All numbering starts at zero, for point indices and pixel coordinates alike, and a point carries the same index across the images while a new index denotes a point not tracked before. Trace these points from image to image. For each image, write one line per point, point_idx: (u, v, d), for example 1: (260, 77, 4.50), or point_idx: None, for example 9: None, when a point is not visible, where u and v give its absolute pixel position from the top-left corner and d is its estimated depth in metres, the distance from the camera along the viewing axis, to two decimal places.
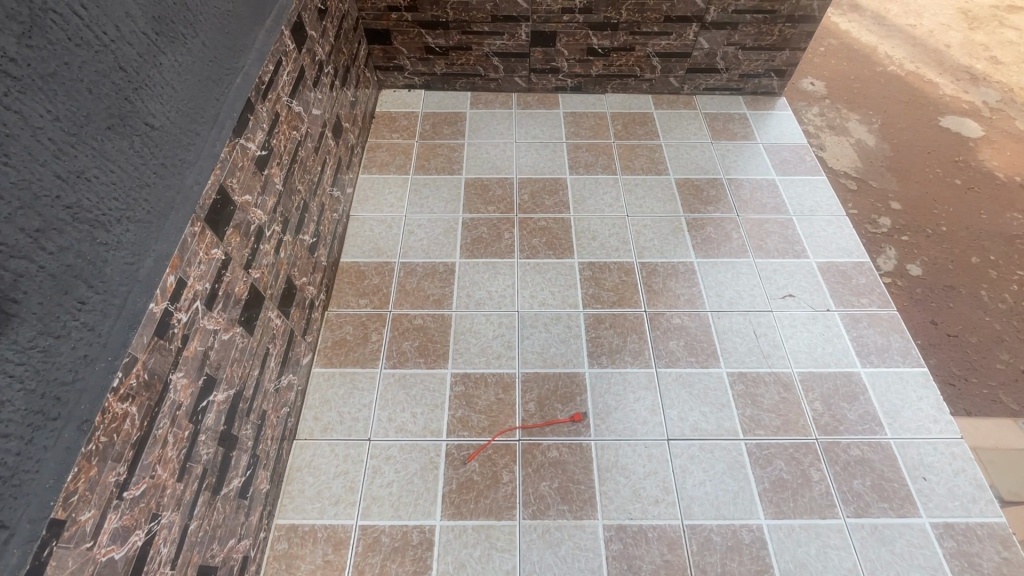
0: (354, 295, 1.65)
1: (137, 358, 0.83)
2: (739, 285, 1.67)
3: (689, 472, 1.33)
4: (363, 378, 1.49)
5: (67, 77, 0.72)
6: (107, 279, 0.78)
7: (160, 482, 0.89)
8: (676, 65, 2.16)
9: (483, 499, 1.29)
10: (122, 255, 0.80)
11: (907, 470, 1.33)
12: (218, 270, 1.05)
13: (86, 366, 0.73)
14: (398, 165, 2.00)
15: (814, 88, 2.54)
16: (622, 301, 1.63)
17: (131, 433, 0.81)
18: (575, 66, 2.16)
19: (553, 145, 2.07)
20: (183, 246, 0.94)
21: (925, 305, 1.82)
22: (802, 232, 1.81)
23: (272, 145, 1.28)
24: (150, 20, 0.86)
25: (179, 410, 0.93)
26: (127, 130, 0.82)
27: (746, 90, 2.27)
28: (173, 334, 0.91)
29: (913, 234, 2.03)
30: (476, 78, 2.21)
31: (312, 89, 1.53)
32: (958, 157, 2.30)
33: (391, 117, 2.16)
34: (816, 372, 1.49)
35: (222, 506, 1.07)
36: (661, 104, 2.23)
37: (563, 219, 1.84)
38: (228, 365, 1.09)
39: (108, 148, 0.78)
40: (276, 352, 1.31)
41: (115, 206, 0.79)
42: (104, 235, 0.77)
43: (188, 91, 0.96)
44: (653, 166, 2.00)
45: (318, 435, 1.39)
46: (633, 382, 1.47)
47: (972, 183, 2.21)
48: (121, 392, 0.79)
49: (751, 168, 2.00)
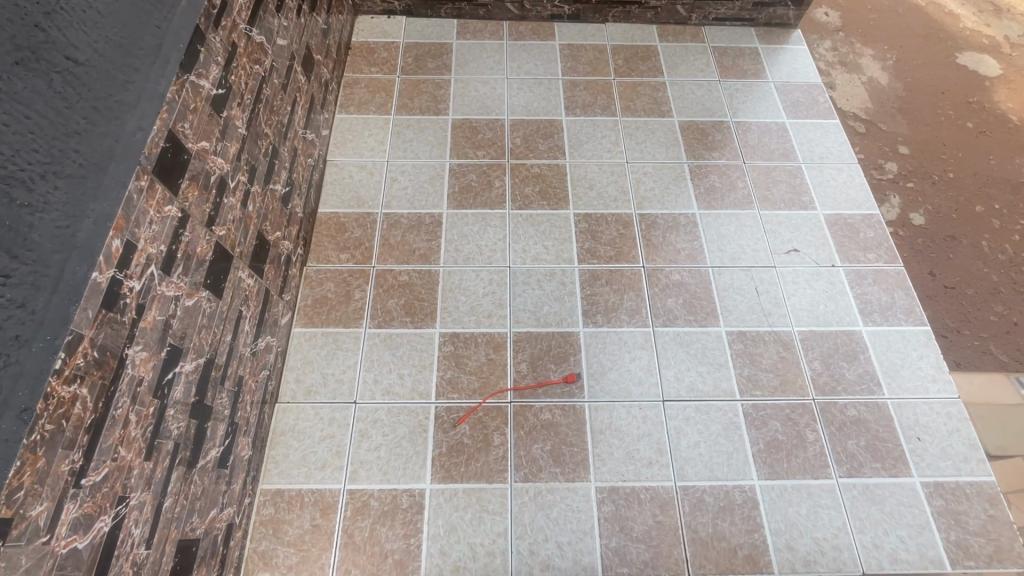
0: (334, 249, 1.55)
1: (82, 335, 0.73)
2: (743, 238, 1.59)
3: (683, 434, 1.30)
4: (346, 339, 1.41)
5: None
6: (36, 247, 0.66)
7: (125, 464, 0.82)
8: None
9: (474, 462, 1.26)
10: (52, 217, 0.68)
11: (901, 430, 1.32)
12: (174, 230, 0.94)
13: (20, 348, 0.64)
14: (378, 103, 1.82)
15: (829, 19, 2.34)
16: (620, 256, 1.54)
17: (83, 417, 0.74)
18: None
19: (548, 83, 1.89)
20: (129, 205, 0.82)
21: (923, 256, 1.76)
22: (811, 180, 1.70)
23: (230, 83, 1.13)
24: None
25: (140, 386, 0.85)
26: (41, 66, 0.69)
27: (759, 22, 2.07)
28: (125, 305, 0.82)
29: (918, 181, 1.93)
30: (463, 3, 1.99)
31: (274, 15, 1.34)
32: (972, 98, 2.16)
33: (370, 48, 1.95)
34: (817, 331, 1.44)
35: (200, 478, 1.02)
36: (666, 36, 2.04)
37: (558, 166, 1.71)
38: (195, 334, 1.00)
39: (17, 88, 0.65)
40: (250, 314, 1.22)
41: (37, 159, 0.67)
42: (26, 195, 0.66)
43: (120, 17, 0.81)
44: (656, 108, 1.85)
45: (302, 399, 1.33)
46: (629, 342, 1.42)
47: (984, 126, 2.09)
48: (66, 374, 0.71)
49: (761, 110, 1.86)
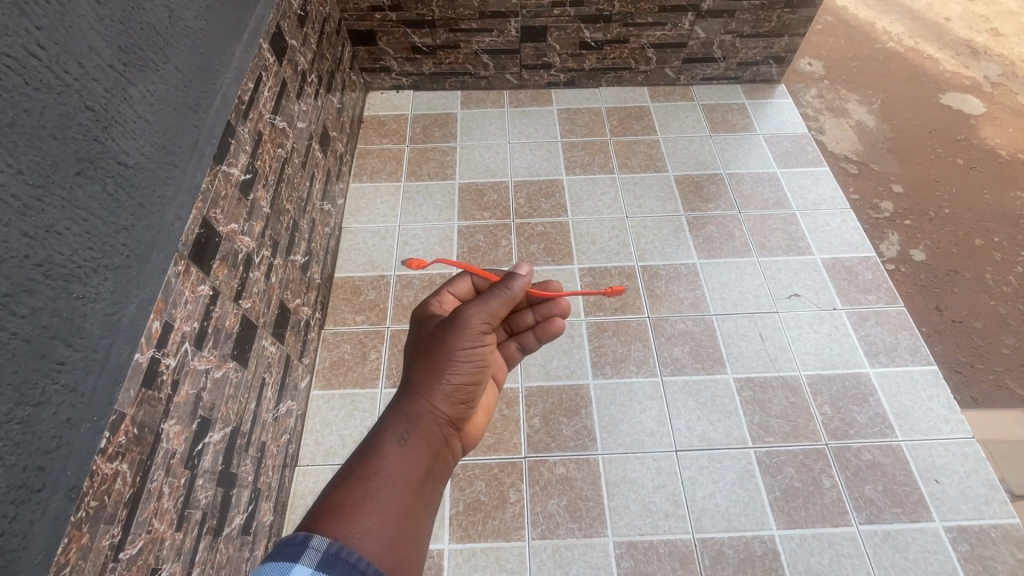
0: (350, 312, 1.61)
1: (124, 414, 0.80)
2: (744, 286, 1.64)
3: (698, 483, 1.31)
4: (363, 400, 1.46)
5: (28, 125, 0.68)
6: (88, 334, 0.75)
7: (158, 536, 0.87)
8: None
9: (490, 520, 1.27)
10: (102, 306, 0.78)
11: (918, 473, 1.32)
12: (207, 306, 1.02)
13: (69, 430, 0.71)
14: (389, 172, 1.94)
15: (813, 68, 2.33)
16: (625, 308, 1.59)
17: (123, 492, 0.79)
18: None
19: (548, 145, 2.01)
20: (168, 288, 0.91)
21: (971, 268, 1.73)
22: (806, 227, 1.77)
23: (257, 167, 1.24)
24: (115, 52, 0.83)
25: (173, 458, 0.91)
26: (99, 173, 0.78)
27: (745, 79, 2.19)
28: (162, 381, 0.88)
29: (915, 219, 1.85)
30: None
31: (295, 102, 1.48)
32: (921, 153, 2.04)
33: (380, 122, 2.09)
34: (825, 375, 1.47)
35: (225, 546, 1.05)
36: (658, 97, 2.16)
37: (561, 223, 1.79)
38: (223, 404, 1.06)
39: (79, 196, 0.75)
40: (273, 380, 1.28)
41: (92, 255, 0.76)
42: (82, 288, 0.74)
43: (163, 122, 0.93)
44: (651, 164, 1.94)
45: (320, 461, 1.37)
46: (638, 393, 1.44)
47: (945, 176, 1.97)
48: (109, 452, 0.77)
49: (752, 161, 1.95)
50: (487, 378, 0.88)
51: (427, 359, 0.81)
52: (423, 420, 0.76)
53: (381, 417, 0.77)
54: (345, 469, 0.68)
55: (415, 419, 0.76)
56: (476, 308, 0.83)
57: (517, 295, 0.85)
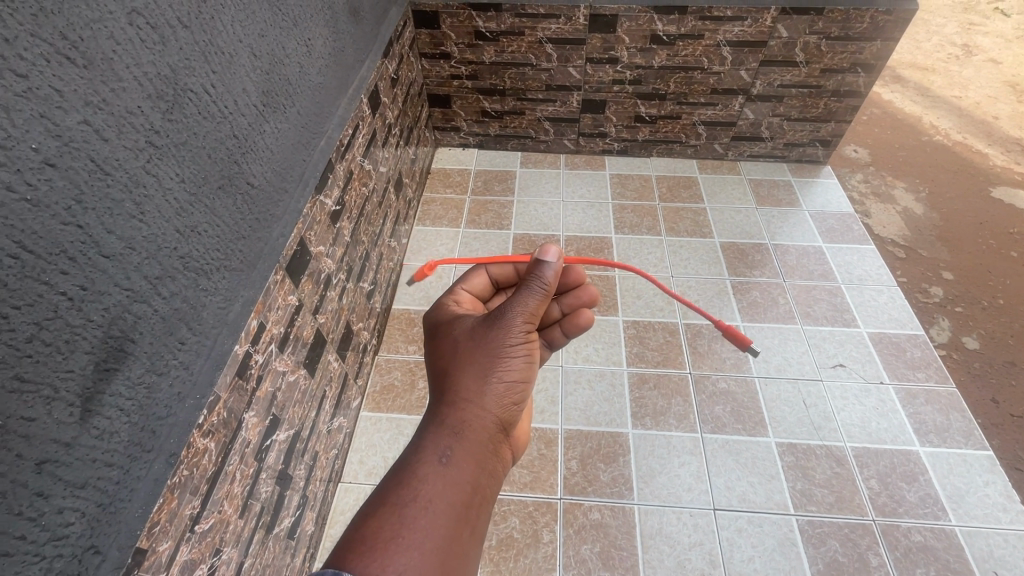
0: (404, 341, 1.71)
1: (220, 397, 0.90)
2: (788, 352, 1.65)
3: (737, 546, 1.28)
4: (408, 425, 1.52)
5: (194, 145, 0.83)
6: (204, 322, 0.86)
7: (225, 518, 0.94)
8: (748, 58, 1.97)
9: (523, 558, 1.27)
10: (217, 300, 0.89)
11: (975, 563, 1.25)
12: (292, 314, 1.13)
13: (178, 403, 0.81)
14: (450, 219, 2.10)
15: (859, 155, 2.42)
16: (667, 363, 1.63)
17: (207, 468, 0.88)
18: (636, 56, 1.99)
19: (599, 206, 2.14)
20: (267, 292, 1.04)
21: None
22: (851, 300, 1.79)
23: (345, 200, 1.40)
24: (259, 95, 1.00)
25: (247, 448, 0.99)
26: (232, 190, 0.93)
27: (791, 159, 2.30)
28: (250, 373, 0.99)
29: (967, 305, 1.84)
30: (526, 67, 2.06)
31: (380, 148, 1.67)
32: (974, 242, 2.06)
33: (445, 174, 2.29)
34: (872, 448, 1.44)
35: (273, 545, 1.11)
36: (706, 169, 2.29)
37: (608, 276, 1.87)
38: (291, 406, 1.15)
39: (217, 206, 0.89)
40: (332, 394, 1.37)
41: (217, 256, 0.89)
42: (206, 282, 0.87)
43: (282, 154, 1.09)
44: (698, 230, 2.03)
45: (363, 479, 1.42)
46: (678, 447, 1.45)
47: (1000, 266, 1.98)
48: (204, 428, 0.87)
49: (798, 235, 2.01)
50: (526, 385, 0.90)
51: (466, 366, 0.85)
52: (464, 441, 0.78)
53: (421, 433, 0.79)
54: (384, 491, 0.71)
55: (456, 440, 0.78)
56: (515, 309, 0.88)
57: (551, 285, 0.90)
